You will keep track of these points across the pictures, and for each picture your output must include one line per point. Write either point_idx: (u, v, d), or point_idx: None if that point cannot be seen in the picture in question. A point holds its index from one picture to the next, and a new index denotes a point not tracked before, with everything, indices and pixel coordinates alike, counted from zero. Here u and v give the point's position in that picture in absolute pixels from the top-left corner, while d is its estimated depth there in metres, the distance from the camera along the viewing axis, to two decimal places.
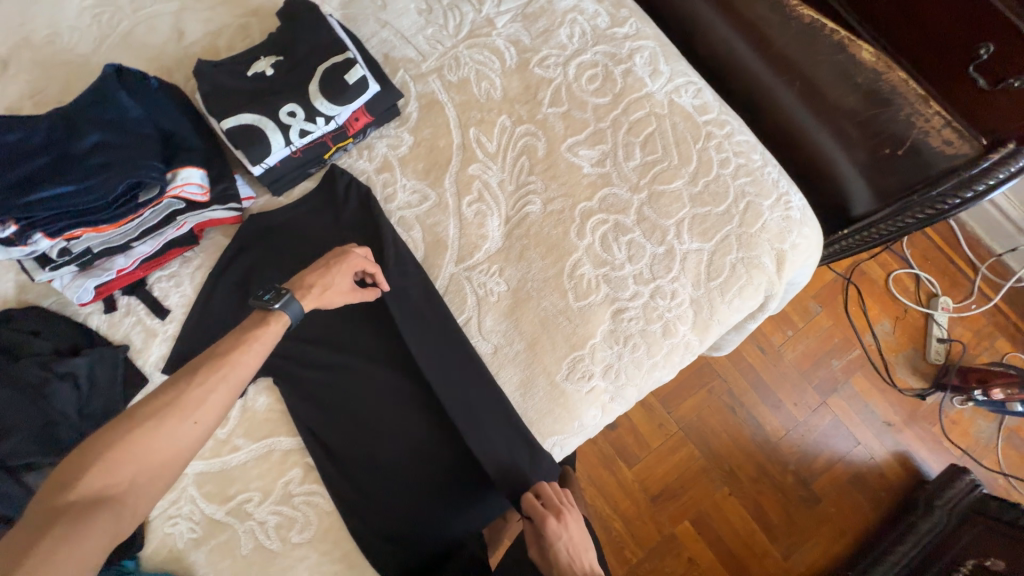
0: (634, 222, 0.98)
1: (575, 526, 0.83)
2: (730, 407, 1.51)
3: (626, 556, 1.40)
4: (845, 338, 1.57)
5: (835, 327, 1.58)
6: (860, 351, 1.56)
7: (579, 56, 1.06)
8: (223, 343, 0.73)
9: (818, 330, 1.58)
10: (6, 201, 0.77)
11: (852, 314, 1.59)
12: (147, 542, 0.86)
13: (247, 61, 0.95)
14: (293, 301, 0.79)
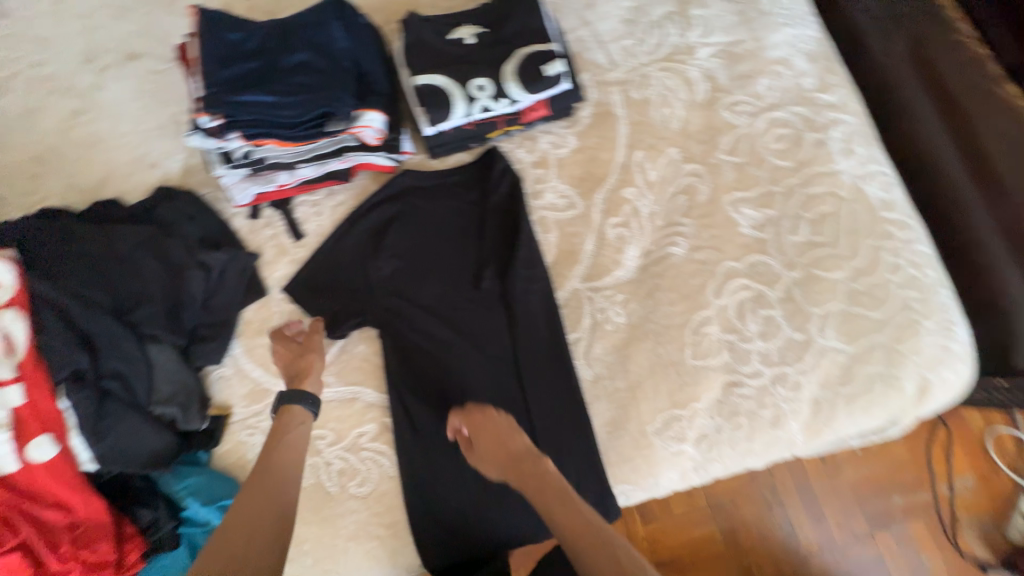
0: (778, 299, 0.91)
1: (500, 411, 0.82)
2: (767, 501, 1.26)
3: None
4: (915, 476, 1.26)
5: (907, 459, 1.27)
6: (928, 498, 1.25)
7: (772, 111, 1.01)
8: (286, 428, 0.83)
9: (886, 455, 1.28)
10: (219, 96, 0.82)
11: (932, 454, 1.27)
12: (224, 441, 0.89)
13: (453, 24, 0.97)
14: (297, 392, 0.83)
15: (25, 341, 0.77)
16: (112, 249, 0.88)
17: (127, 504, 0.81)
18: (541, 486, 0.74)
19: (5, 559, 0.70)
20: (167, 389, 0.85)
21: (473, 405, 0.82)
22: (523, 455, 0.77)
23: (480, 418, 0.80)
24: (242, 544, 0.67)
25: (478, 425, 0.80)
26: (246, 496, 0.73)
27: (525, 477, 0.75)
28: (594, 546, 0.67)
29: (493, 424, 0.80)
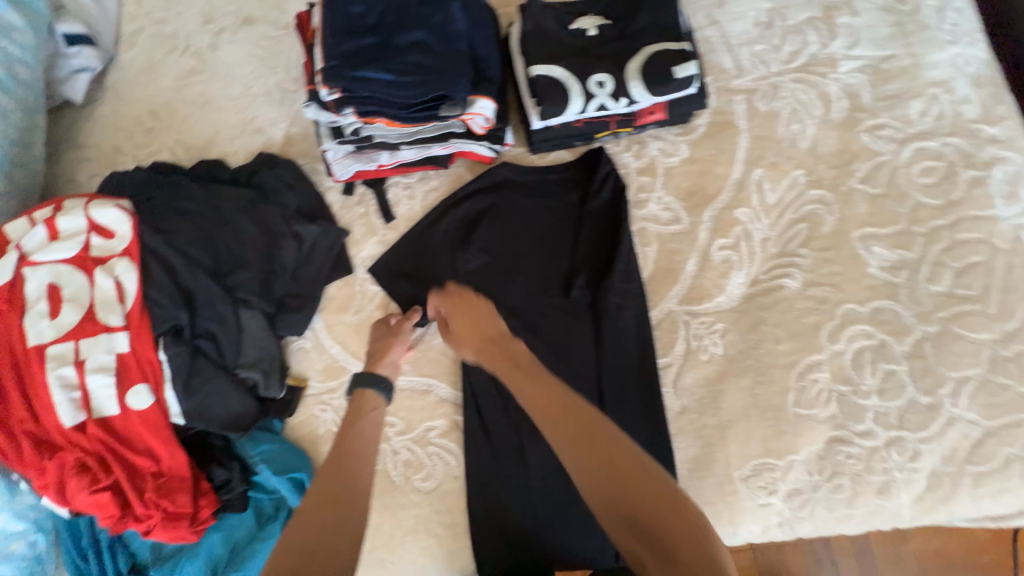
0: (905, 354, 0.81)
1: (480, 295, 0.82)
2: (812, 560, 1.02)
3: None
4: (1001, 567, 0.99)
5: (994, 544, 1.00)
6: None
7: (923, 140, 0.88)
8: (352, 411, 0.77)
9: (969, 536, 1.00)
10: (339, 69, 0.80)
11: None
12: (297, 413, 0.89)
13: (575, 14, 0.91)
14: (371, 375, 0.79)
15: (134, 291, 0.79)
16: (216, 210, 0.89)
17: (205, 460, 0.83)
18: (513, 359, 0.73)
19: (98, 496, 0.74)
20: (252, 355, 0.86)
21: (452, 287, 0.84)
22: (497, 332, 0.77)
23: (458, 299, 0.82)
24: (315, 530, 0.60)
25: (454, 305, 0.81)
26: (320, 480, 0.66)
27: (499, 354, 0.74)
28: (567, 417, 0.62)
29: (468, 307, 0.81)
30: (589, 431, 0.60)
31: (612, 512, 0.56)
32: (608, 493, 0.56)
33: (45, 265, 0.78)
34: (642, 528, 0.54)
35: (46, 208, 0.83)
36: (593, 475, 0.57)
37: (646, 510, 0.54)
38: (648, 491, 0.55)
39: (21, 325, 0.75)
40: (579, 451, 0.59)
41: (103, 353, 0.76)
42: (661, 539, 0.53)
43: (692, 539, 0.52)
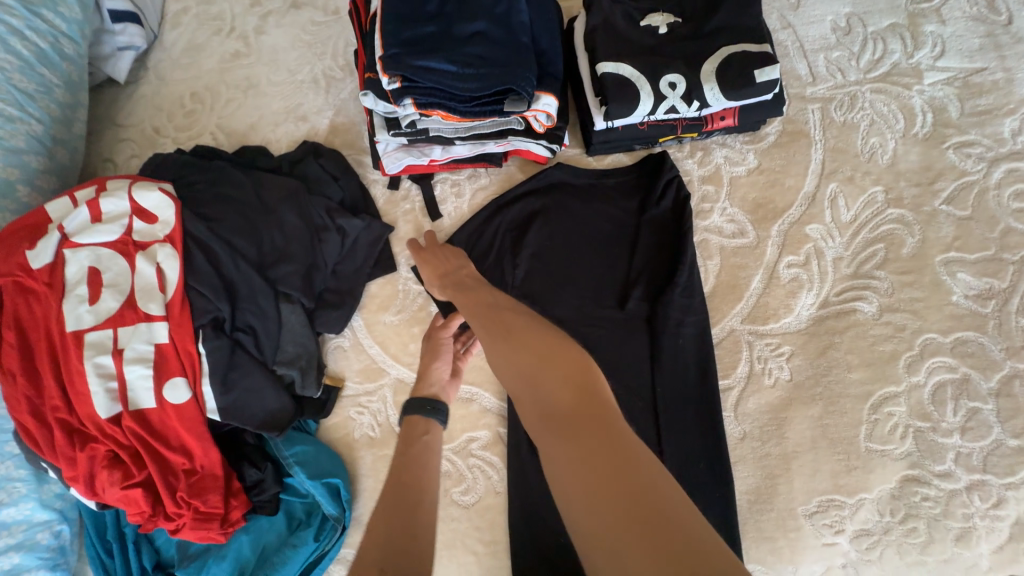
0: (991, 392, 0.75)
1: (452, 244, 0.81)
2: None
3: None
4: None
5: None
6: None
7: (1016, 161, 0.82)
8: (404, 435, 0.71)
9: None
10: (401, 57, 0.76)
11: None
12: (332, 414, 0.86)
13: (645, 10, 0.86)
14: (423, 399, 0.74)
15: (175, 280, 0.76)
16: (260, 199, 0.86)
17: (237, 459, 0.80)
18: (461, 284, 0.70)
19: (132, 490, 0.71)
20: (290, 351, 0.82)
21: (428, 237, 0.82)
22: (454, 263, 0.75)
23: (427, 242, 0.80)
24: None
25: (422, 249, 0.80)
26: (381, 511, 0.59)
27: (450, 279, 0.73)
28: (474, 300, 0.65)
29: (435, 250, 0.79)
30: (488, 304, 0.62)
31: (500, 368, 0.55)
32: (497, 350, 0.56)
33: (87, 248, 0.75)
34: (524, 373, 0.52)
35: (89, 188, 0.80)
36: (486, 336, 0.58)
37: (531, 357, 0.53)
38: (533, 342, 0.54)
39: (60, 310, 0.72)
40: (478, 321, 0.61)
41: (142, 344, 0.73)
42: (545, 382, 0.51)
43: (572, 379, 0.50)
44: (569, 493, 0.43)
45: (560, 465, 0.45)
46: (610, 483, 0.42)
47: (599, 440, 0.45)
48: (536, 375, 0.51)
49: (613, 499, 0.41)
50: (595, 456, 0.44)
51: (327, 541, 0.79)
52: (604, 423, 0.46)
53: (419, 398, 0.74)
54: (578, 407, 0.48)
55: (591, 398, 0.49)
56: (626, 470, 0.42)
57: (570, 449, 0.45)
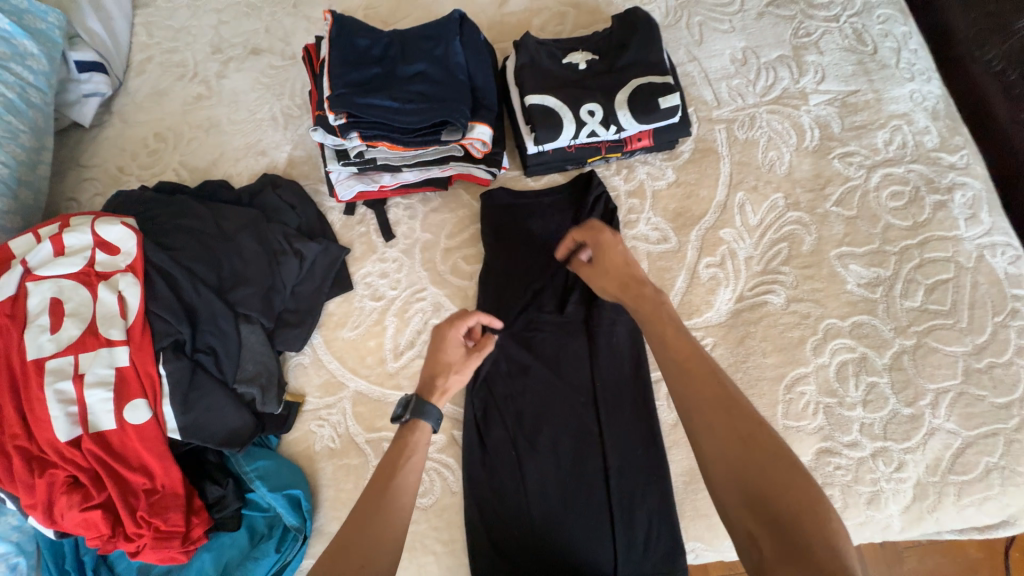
0: (886, 367, 0.85)
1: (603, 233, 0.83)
2: None
3: None
4: None
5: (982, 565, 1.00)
6: None
7: (889, 167, 0.96)
8: (395, 442, 0.68)
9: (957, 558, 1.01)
10: (347, 97, 0.85)
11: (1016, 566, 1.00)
12: (294, 429, 0.90)
13: (566, 49, 0.99)
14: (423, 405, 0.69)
15: (136, 306, 0.80)
16: (220, 227, 0.92)
17: (199, 478, 0.82)
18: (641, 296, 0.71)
19: (90, 513, 0.73)
20: (251, 369, 0.86)
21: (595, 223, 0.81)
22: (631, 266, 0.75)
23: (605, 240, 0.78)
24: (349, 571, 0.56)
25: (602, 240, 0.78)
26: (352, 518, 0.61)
27: (639, 294, 0.72)
28: (710, 396, 0.58)
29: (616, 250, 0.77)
30: (726, 405, 0.57)
31: (737, 482, 0.53)
32: (739, 463, 0.54)
33: (49, 280, 0.79)
34: (766, 502, 0.51)
35: (52, 225, 0.84)
36: (727, 446, 0.55)
37: (778, 494, 0.51)
38: (781, 477, 0.52)
39: (22, 339, 0.75)
40: (714, 412, 0.57)
41: (103, 367, 0.76)
42: (788, 520, 0.50)
43: (819, 529, 0.49)
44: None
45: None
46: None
47: None
48: (780, 507, 0.50)
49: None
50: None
51: (288, 552, 0.81)
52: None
53: (424, 402, 0.70)
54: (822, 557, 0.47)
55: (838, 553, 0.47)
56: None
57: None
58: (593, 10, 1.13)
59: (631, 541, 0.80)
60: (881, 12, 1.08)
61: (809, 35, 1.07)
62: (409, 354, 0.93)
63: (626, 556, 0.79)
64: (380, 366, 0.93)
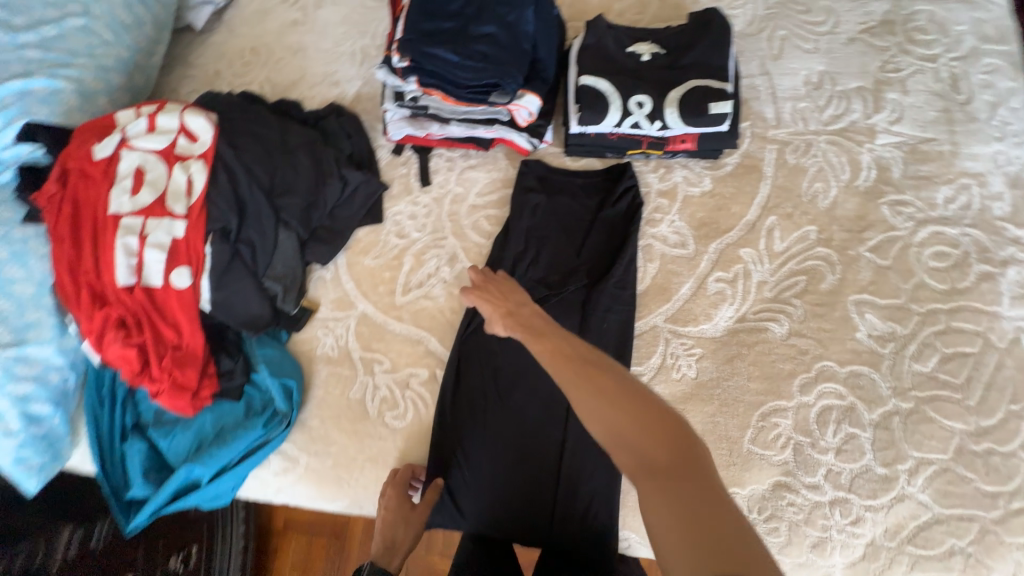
0: (872, 422, 0.82)
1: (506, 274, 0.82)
2: None
3: None
4: None
5: None
6: None
7: (942, 225, 0.90)
8: None
9: None
10: (414, 44, 0.92)
11: None
12: (303, 330, 1.01)
13: (634, 39, 1.00)
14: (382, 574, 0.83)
15: (200, 189, 0.93)
16: (283, 140, 1.03)
17: (217, 349, 0.95)
18: (522, 314, 0.74)
19: (127, 350, 0.87)
20: (279, 270, 0.97)
21: (479, 270, 0.82)
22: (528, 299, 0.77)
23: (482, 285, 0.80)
24: None
25: (482, 282, 0.80)
26: None
27: (514, 309, 0.75)
28: (579, 365, 0.62)
29: (498, 280, 0.80)
30: (584, 367, 0.61)
31: (601, 427, 0.56)
32: (597, 409, 0.57)
33: (139, 152, 0.93)
34: (625, 434, 0.55)
35: (151, 106, 0.98)
36: (586, 399, 0.58)
37: (632, 423, 0.55)
38: (636, 411, 0.56)
39: (108, 195, 0.90)
40: (588, 380, 0.59)
41: (163, 234, 0.89)
42: (643, 444, 0.54)
43: (670, 441, 0.53)
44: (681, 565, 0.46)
45: (659, 523, 0.49)
46: (709, 540, 0.46)
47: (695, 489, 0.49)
48: (635, 435, 0.54)
49: (706, 553, 0.45)
50: (704, 525, 0.47)
51: (272, 430, 0.92)
52: (698, 485, 0.50)
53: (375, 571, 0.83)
54: (672, 464, 0.52)
55: (686, 456, 0.52)
56: (720, 521, 0.47)
57: (682, 514, 0.48)
58: (677, 6, 1.12)
59: (569, 512, 0.85)
60: (989, 62, 0.99)
61: (898, 71, 1.00)
62: (416, 292, 1.01)
63: (561, 523, 0.85)
64: (389, 296, 1.01)
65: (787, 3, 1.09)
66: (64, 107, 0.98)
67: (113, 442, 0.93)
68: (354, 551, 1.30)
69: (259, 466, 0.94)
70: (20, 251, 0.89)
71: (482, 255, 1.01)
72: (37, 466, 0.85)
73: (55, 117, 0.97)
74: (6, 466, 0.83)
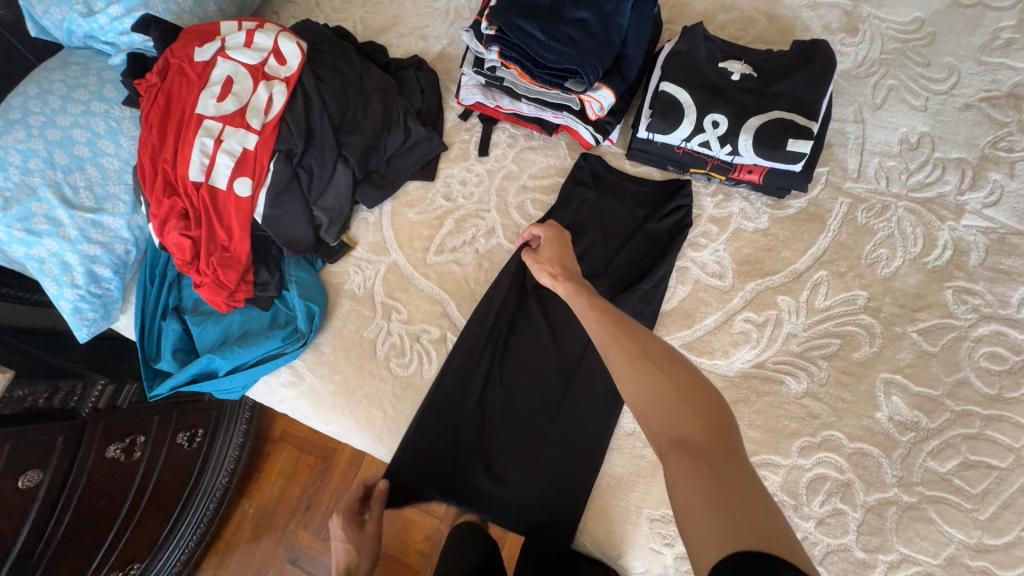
0: (865, 505, 0.78)
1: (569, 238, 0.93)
2: None
3: (403, 544, 1.27)
4: None
5: None
6: None
7: (1007, 326, 0.83)
8: None
9: None
10: (505, 14, 0.92)
11: None
12: (337, 263, 1.07)
13: (729, 56, 0.96)
14: None
15: (277, 109, 0.98)
16: (363, 82, 1.07)
17: (258, 261, 1.01)
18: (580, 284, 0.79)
19: (182, 238, 0.94)
20: (329, 202, 1.02)
21: (551, 222, 0.92)
22: (565, 271, 0.83)
23: (559, 234, 0.90)
24: None
25: (546, 233, 0.90)
26: None
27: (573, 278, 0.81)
28: (622, 333, 0.65)
29: (560, 240, 0.90)
30: (626, 331, 0.65)
31: (639, 390, 0.58)
32: (633, 371, 0.60)
33: (232, 61, 0.99)
34: (663, 400, 0.56)
35: (252, 23, 1.04)
36: (628, 362, 0.61)
37: (673, 391, 0.56)
38: (671, 378, 0.58)
39: (197, 96, 0.96)
40: (628, 346, 0.63)
41: (235, 142, 0.95)
42: (680, 413, 0.55)
43: (706, 415, 0.54)
44: (700, 527, 0.46)
45: (685, 484, 0.49)
46: (732, 511, 0.46)
47: (721, 453, 0.50)
48: (670, 400, 0.56)
49: (730, 520, 0.45)
50: (728, 490, 0.47)
51: (288, 345, 0.98)
52: (727, 458, 0.50)
53: None
54: (707, 439, 0.52)
55: (720, 432, 0.52)
56: (749, 499, 0.47)
57: (709, 478, 0.48)
58: (785, 30, 1.06)
59: (530, 499, 0.88)
60: None
61: (1011, 151, 0.91)
62: (447, 254, 1.04)
63: (517, 506, 0.88)
64: (421, 252, 1.05)
65: (906, 51, 1.01)
66: (178, 7, 1.08)
67: (154, 317, 1.03)
68: (334, 477, 1.38)
69: (270, 373, 1.01)
70: (115, 128, 1.00)
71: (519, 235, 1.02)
72: (89, 319, 0.97)
73: (169, 14, 1.08)
74: (65, 312, 0.95)
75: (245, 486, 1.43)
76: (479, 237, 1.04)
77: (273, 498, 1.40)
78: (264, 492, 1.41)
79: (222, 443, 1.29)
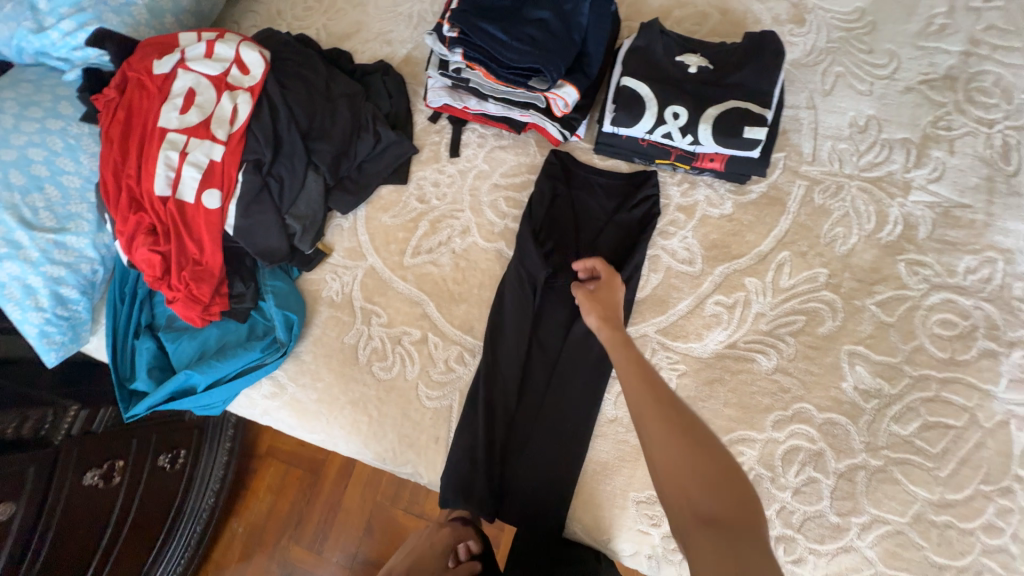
0: (836, 472, 0.82)
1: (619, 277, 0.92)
2: None
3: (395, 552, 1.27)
4: None
5: None
6: None
7: (956, 294, 0.88)
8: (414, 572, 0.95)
9: None
10: (466, 17, 0.94)
11: None
12: (313, 271, 1.06)
13: (685, 49, 1.00)
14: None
15: (243, 118, 0.97)
16: (329, 89, 1.08)
17: (232, 272, 1.00)
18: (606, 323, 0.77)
19: (152, 254, 0.92)
20: (302, 210, 1.02)
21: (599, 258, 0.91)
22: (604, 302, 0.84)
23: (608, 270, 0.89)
24: None
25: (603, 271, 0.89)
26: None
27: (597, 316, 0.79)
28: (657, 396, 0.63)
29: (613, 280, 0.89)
30: (660, 395, 0.63)
31: (676, 467, 0.56)
32: (668, 443, 0.58)
33: (194, 73, 0.98)
34: (696, 478, 0.55)
35: (212, 33, 1.03)
36: (666, 432, 0.59)
37: (710, 475, 0.55)
38: (705, 455, 0.57)
39: (159, 109, 0.95)
40: (661, 414, 0.61)
41: (201, 154, 0.94)
42: (711, 492, 0.55)
43: (735, 497, 0.54)
44: None
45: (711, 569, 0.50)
46: None
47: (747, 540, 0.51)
48: (704, 479, 0.55)
49: None
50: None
51: (268, 355, 0.97)
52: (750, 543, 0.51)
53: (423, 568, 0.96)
54: (737, 525, 0.53)
55: (746, 516, 0.53)
56: None
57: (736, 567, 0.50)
58: (738, 23, 1.11)
59: (519, 490, 0.89)
60: None
61: (949, 129, 0.97)
62: (424, 256, 1.04)
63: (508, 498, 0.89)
64: (398, 255, 1.05)
65: (851, 39, 1.06)
66: (133, 20, 1.06)
67: (126, 336, 1.01)
68: (324, 488, 1.37)
69: (251, 385, 1.00)
70: (73, 145, 0.98)
71: (494, 233, 1.04)
72: (58, 342, 0.94)
73: (124, 27, 1.06)
74: (32, 336, 0.91)
75: (232, 504, 1.40)
76: (455, 237, 1.05)
77: (262, 514, 1.38)
78: (252, 509, 1.39)
79: (206, 462, 1.26)
